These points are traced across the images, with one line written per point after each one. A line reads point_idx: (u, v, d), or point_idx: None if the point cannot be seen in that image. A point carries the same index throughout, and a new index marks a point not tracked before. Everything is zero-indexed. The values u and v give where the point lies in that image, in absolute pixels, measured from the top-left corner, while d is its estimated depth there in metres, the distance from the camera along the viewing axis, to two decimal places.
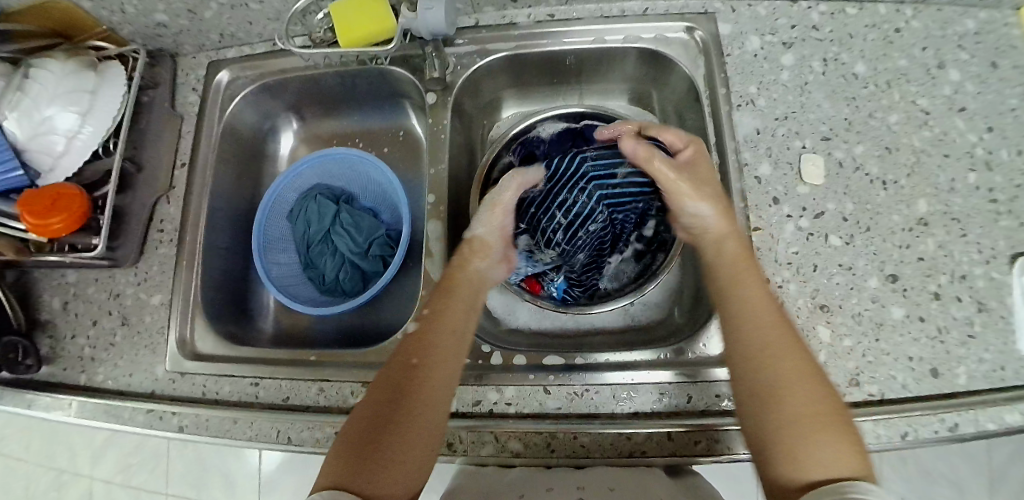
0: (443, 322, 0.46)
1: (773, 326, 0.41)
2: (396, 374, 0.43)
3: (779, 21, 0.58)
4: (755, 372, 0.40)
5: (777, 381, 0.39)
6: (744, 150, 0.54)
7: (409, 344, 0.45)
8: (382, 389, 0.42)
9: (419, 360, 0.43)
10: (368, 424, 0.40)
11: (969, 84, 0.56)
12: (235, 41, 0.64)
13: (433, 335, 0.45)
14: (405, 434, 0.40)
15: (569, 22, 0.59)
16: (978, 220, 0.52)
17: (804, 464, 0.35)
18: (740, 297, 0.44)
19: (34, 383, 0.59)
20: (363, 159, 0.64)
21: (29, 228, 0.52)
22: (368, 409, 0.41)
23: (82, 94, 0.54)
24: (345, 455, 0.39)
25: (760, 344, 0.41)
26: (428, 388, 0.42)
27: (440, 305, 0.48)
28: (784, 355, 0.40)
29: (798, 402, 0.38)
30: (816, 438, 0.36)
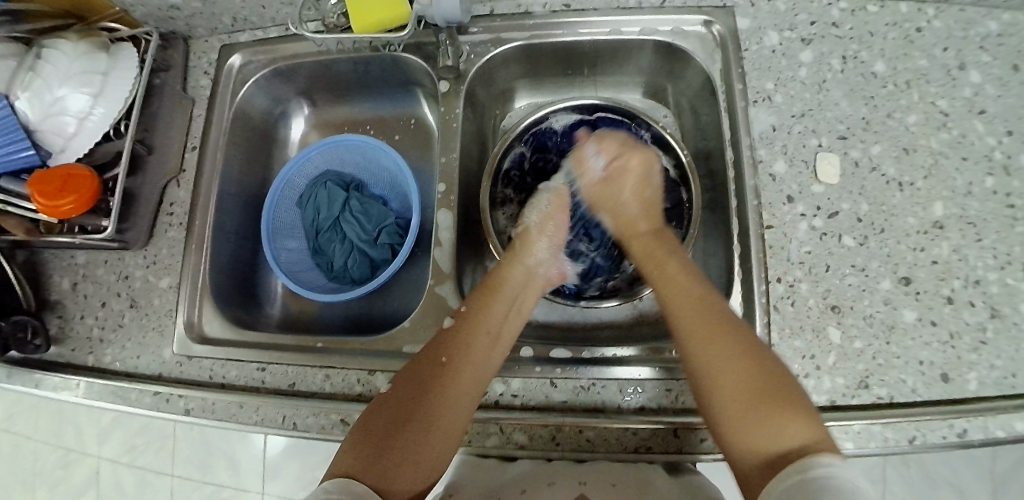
0: (481, 323, 0.47)
1: (696, 307, 0.45)
2: (425, 369, 0.44)
3: (798, 17, 0.58)
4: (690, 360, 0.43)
5: (708, 365, 0.42)
6: (759, 147, 0.54)
7: (444, 340, 0.46)
8: (410, 381, 0.43)
9: (449, 359, 0.44)
10: (390, 414, 0.41)
11: (990, 86, 0.55)
12: (248, 25, 0.64)
13: (469, 335, 0.46)
14: (424, 431, 0.40)
15: (585, 12, 0.58)
16: (995, 224, 0.51)
17: (757, 439, 0.38)
18: (660, 277, 0.49)
19: (43, 363, 0.59)
20: (374, 147, 0.63)
21: (40, 208, 0.52)
22: (394, 397, 0.42)
23: (94, 76, 0.54)
24: (365, 441, 0.39)
25: (685, 329, 0.44)
26: (457, 387, 0.43)
27: (477, 308, 0.48)
28: (710, 342, 0.42)
29: (726, 378, 0.41)
30: (766, 417, 0.38)
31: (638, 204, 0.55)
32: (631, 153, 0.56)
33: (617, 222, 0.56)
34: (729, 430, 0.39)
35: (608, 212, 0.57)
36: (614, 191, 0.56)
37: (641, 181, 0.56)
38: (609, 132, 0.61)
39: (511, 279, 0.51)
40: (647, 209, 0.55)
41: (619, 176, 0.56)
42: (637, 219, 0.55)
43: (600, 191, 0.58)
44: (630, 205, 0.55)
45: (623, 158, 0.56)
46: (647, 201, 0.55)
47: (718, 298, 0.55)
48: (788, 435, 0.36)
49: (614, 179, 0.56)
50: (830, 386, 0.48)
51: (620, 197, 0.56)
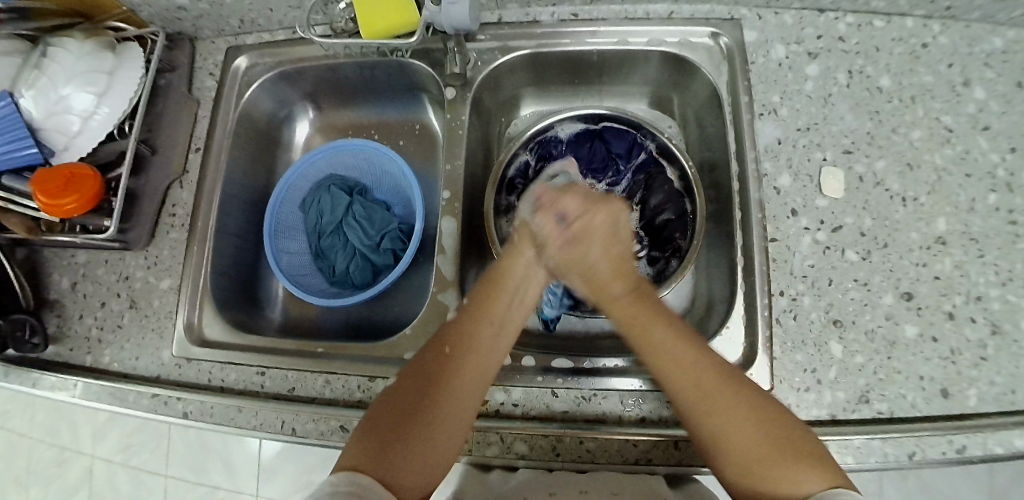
0: (487, 313, 0.46)
1: (700, 375, 0.40)
2: (430, 362, 0.43)
3: (805, 31, 0.58)
4: (694, 422, 0.40)
5: (710, 423, 0.39)
6: (764, 160, 0.54)
7: (449, 334, 0.45)
8: (417, 376, 0.42)
9: (453, 351, 0.44)
10: (397, 407, 0.41)
11: (994, 104, 0.55)
12: (255, 28, 0.64)
13: (476, 327, 0.45)
14: (432, 424, 0.40)
15: (593, 23, 0.58)
16: (997, 241, 0.51)
17: (769, 489, 0.36)
18: (648, 341, 0.43)
19: (40, 362, 0.59)
20: (379, 151, 0.63)
21: (42, 207, 0.52)
22: (400, 391, 0.42)
23: (100, 75, 0.54)
24: (373, 436, 0.39)
25: (684, 394, 0.40)
26: (464, 383, 0.42)
27: (484, 293, 0.48)
28: (711, 399, 0.39)
29: (735, 440, 0.38)
30: (781, 464, 0.36)
31: (593, 265, 0.47)
32: (597, 212, 0.48)
33: (592, 287, 0.48)
34: (738, 475, 0.38)
35: (575, 280, 0.49)
36: (575, 254, 0.47)
37: (609, 238, 0.48)
38: (614, 143, 0.61)
39: (515, 271, 0.48)
40: (617, 274, 0.47)
41: (587, 233, 0.48)
42: (610, 279, 0.46)
43: (566, 258, 0.48)
44: (597, 262, 0.47)
45: (588, 217, 0.48)
46: (620, 274, 0.47)
47: (720, 308, 0.55)
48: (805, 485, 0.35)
49: (584, 242, 0.47)
50: (831, 400, 0.48)
51: (569, 259, 0.48)
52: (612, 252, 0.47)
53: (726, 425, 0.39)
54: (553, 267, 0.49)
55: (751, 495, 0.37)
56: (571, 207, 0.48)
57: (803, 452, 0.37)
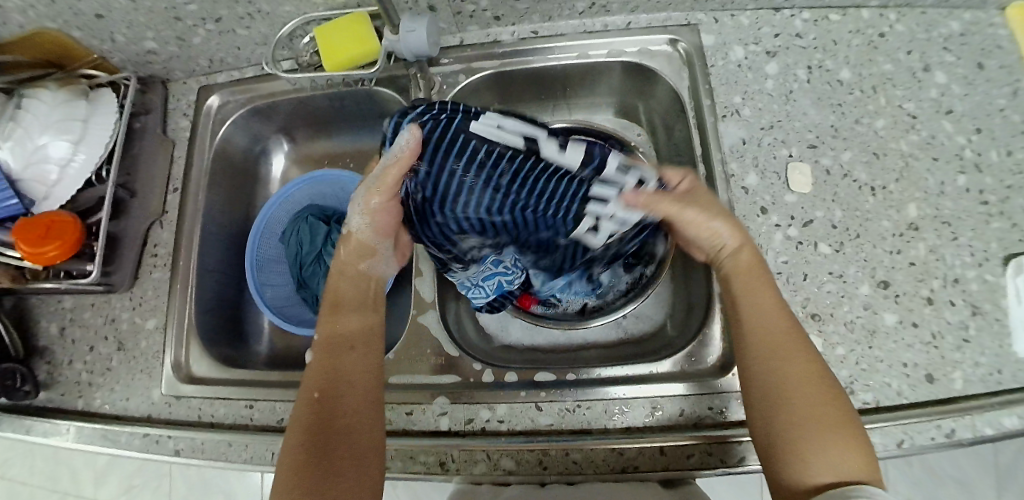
0: (343, 337, 0.46)
1: (790, 347, 0.41)
2: (310, 402, 0.42)
3: (762, 30, 0.59)
4: (771, 379, 0.40)
5: (789, 389, 0.39)
6: (730, 161, 0.54)
7: (315, 370, 0.44)
8: (304, 419, 0.41)
9: (325, 390, 0.42)
10: (298, 459, 0.39)
11: (955, 86, 0.56)
12: (224, 66, 0.65)
13: (335, 354, 0.45)
14: (339, 452, 0.40)
15: (553, 39, 0.59)
16: (969, 222, 0.52)
17: (810, 464, 0.37)
18: (752, 298, 0.43)
19: (32, 409, 0.59)
20: (352, 179, 0.64)
21: (24, 256, 0.52)
22: (292, 450, 0.40)
23: (74, 123, 0.55)
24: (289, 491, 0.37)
25: (771, 346, 0.41)
26: (346, 407, 0.42)
27: (332, 323, 0.46)
28: (794, 361, 0.40)
29: (805, 408, 0.38)
30: (835, 440, 0.37)
31: (705, 201, 0.47)
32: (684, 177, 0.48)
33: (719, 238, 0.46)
34: (785, 441, 0.38)
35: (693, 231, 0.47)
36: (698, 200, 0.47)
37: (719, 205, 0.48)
38: None
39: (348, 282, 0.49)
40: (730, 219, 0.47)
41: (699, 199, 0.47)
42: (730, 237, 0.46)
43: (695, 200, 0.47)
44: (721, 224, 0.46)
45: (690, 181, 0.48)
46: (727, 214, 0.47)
47: (698, 313, 0.54)
48: (849, 465, 0.36)
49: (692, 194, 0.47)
50: None
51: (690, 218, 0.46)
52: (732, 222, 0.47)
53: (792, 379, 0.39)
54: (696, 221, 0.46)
55: (784, 467, 0.37)
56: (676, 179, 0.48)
57: (853, 435, 0.37)
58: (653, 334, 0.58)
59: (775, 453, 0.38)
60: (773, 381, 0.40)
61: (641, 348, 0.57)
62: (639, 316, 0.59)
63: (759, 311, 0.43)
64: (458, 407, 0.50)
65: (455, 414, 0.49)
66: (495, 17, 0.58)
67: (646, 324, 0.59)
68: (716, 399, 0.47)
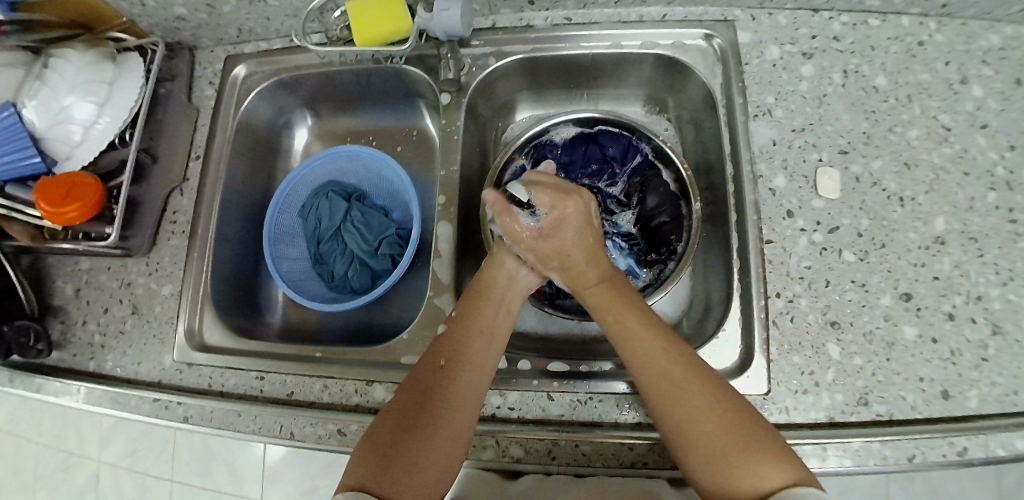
0: (475, 322, 0.47)
1: (664, 373, 0.41)
2: (426, 376, 0.43)
3: (799, 31, 0.58)
4: (662, 418, 0.40)
5: (682, 419, 0.39)
6: (759, 162, 0.54)
7: (441, 345, 0.45)
8: (414, 391, 0.42)
9: (448, 362, 0.44)
10: (397, 422, 0.40)
11: (992, 101, 0.55)
12: (253, 37, 0.65)
13: (464, 338, 0.45)
14: (429, 439, 0.40)
15: (586, 26, 0.58)
16: (996, 240, 0.51)
17: (734, 483, 0.36)
18: (624, 330, 0.45)
19: (45, 367, 0.60)
20: (375, 158, 0.64)
21: (45, 215, 0.52)
22: (395, 407, 0.41)
23: (100, 85, 0.55)
24: (375, 451, 0.39)
25: (650, 381, 0.42)
26: (458, 390, 0.42)
27: (472, 306, 0.48)
28: (681, 387, 0.40)
29: (701, 434, 0.38)
30: (744, 453, 0.37)
31: (555, 253, 0.49)
32: (568, 201, 0.49)
33: (568, 278, 0.50)
34: (708, 474, 0.38)
35: (554, 272, 0.50)
36: (544, 248, 0.49)
37: (583, 228, 0.50)
38: (610, 146, 0.61)
39: (498, 281, 0.50)
40: (581, 247, 0.49)
41: (560, 227, 0.49)
42: (586, 269, 0.49)
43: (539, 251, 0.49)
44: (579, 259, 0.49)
45: (559, 209, 0.49)
46: (591, 253, 0.49)
47: (717, 309, 0.55)
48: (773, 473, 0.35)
49: (558, 235, 0.49)
50: (830, 402, 0.47)
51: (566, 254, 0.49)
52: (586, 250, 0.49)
53: (689, 415, 0.39)
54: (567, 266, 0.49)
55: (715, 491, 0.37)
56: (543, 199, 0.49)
57: (760, 439, 0.37)
58: None
59: (702, 481, 0.38)
60: (668, 421, 0.40)
61: None
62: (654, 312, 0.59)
63: (633, 344, 0.44)
64: None
65: None
66: (529, 2, 0.57)
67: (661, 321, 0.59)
68: None
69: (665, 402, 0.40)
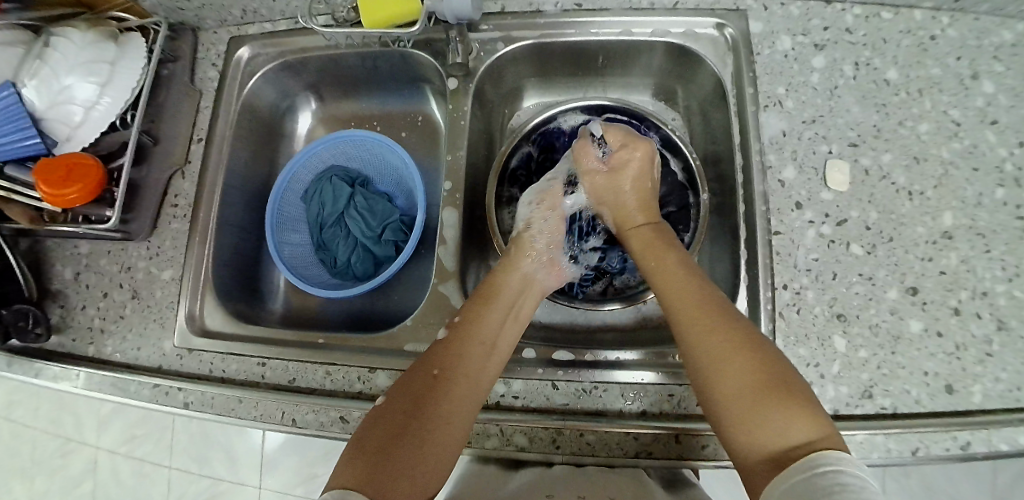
0: (477, 332, 0.46)
1: (704, 307, 0.43)
2: (420, 383, 0.42)
3: (811, 22, 0.57)
4: (693, 346, 0.41)
5: (710, 353, 0.40)
6: (768, 153, 0.53)
7: (436, 353, 0.45)
8: (409, 396, 0.41)
9: (444, 371, 0.43)
10: (388, 429, 0.39)
11: (1003, 97, 0.54)
12: (258, 18, 0.64)
13: (463, 349, 0.45)
14: (421, 445, 0.39)
15: (597, 13, 0.58)
16: (1004, 236, 0.51)
17: (758, 436, 0.36)
18: (663, 273, 0.47)
19: (43, 351, 0.59)
20: (381, 143, 0.63)
21: (44, 197, 0.52)
22: (387, 413, 0.41)
23: (102, 65, 0.54)
24: (364, 455, 0.38)
25: (684, 314, 0.43)
26: (454, 399, 0.42)
27: (474, 313, 0.47)
28: (710, 324, 0.41)
29: (725, 368, 0.39)
30: (767, 398, 0.36)
31: (615, 191, 0.55)
32: (636, 149, 0.55)
33: (618, 213, 0.55)
34: (731, 412, 0.38)
35: (607, 207, 0.56)
36: (602, 183, 0.56)
37: (640, 180, 0.55)
38: None
39: (506, 287, 0.50)
40: (640, 195, 0.55)
41: (622, 171, 0.55)
42: (634, 212, 0.54)
43: (600, 186, 0.56)
44: (631, 197, 0.55)
45: (627, 152, 0.55)
46: (646, 194, 0.55)
47: None
48: (795, 425, 0.35)
49: (620, 176, 0.55)
50: (834, 395, 0.47)
51: (619, 191, 0.55)
52: (638, 183, 0.55)
53: (721, 353, 0.40)
54: (620, 200, 0.55)
55: (733, 434, 0.37)
56: (615, 141, 0.56)
57: (785, 385, 0.37)
58: None
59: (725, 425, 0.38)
60: (694, 344, 0.41)
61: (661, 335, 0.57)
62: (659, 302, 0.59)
63: (673, 286, 0.45)
64: None
65: None
66: None
67: None
68: None
69: (703, 335, 0.41)
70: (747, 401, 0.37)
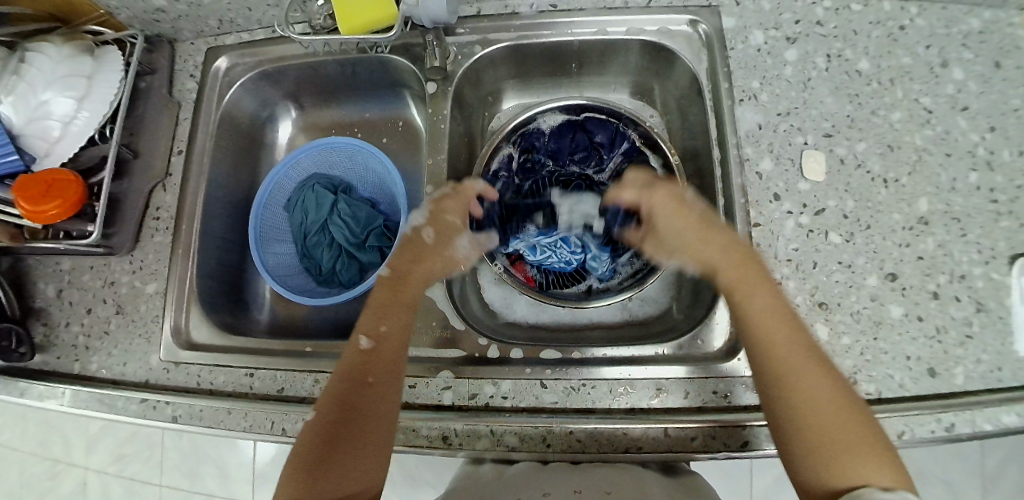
0: (388, 330, 0.45)
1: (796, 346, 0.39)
2: (343, 391, 0.42)
3: (783, 16, 0.58)
4: (790, 382, 0.38)
5: (799, 388, 0.37)
6: (745, 146, 0.54)
7: (355, 361, 0.44)
8: (332, 403, 0.42)
9: (364, 377, 0.43)
10: (320, 439, 0.40)
11: (972, 84, 0.55)
12: (235, 28, 0.64)
13: (375, 348, 0.44)
14: (353, 444, 0.40)
15: (572, 14, 0.58)
16: (979, 219, 0.52)
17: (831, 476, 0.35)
18: (750, 312, 0.41)
19: (27, 371, 0.59)
20: (362, 148, 0.64)
21: (24, 214, 0.51)
22: (316, 425, 0.41)
23: (79, 79, 0.53)
24: (301, 466, 0.39)
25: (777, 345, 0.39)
26: (374, 401, 0.42)
27: (384, 312, 0.47)
28: (805, 369, 0.38)
29: (814, 421, 0.36)
30: (848, 444, 0.35)
31: (671, 235, 0.49)
32: (654, 191, 0.51)
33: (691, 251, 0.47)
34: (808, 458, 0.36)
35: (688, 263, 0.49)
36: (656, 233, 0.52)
37: (680, 209, 0.49)
38: (597, 133, 0.62)
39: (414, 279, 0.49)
40: (697, 234, 0.47)
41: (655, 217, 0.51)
42: (712, 256, 0.45)
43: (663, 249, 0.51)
44: (687, 247, 0.47)
45: (647, 200, 0.52)
46: (710, 238, 0.46)
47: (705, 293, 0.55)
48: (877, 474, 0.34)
49: (665, 228, 0.50)
50: None
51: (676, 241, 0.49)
52: (690, 225, 0.48)
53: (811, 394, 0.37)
54: (688, 243, 0.47)
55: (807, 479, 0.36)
56: (631, 196, 0.53)
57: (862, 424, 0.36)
58: (658, 317, 0.59)
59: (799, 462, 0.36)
60: (782, 395, 0.38)
61: (644, 330, 0.58)
62: (644, 298, 0.60)
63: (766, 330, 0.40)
64: (462, 382, 0.49)
65: (459, 389, 0.49)
66: None
67: (651, 307, 0.60)
68: (720, 384, 0.47)
69: (786, 372, 0.38)
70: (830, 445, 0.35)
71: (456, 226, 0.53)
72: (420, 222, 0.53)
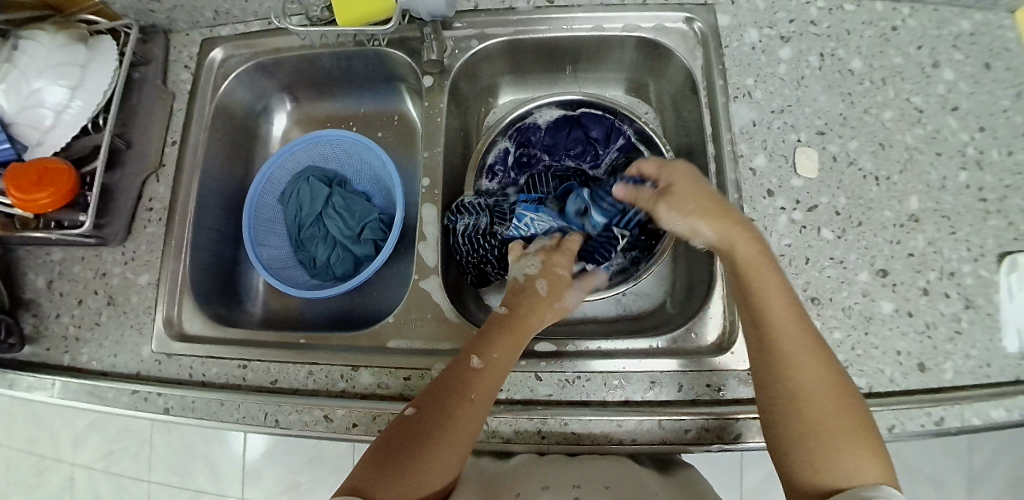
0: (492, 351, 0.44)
1: (803, 339, 0.40)
2: (437, 397, 0.41)
3: (778, 15, 0.59)
4: (801, 369, 0.39)
5: (808, 379, 0.39)
6: (739, 142, 0.55)
7: (454, 373, 0.43)
8: (424, 408, 0.41)
9: (463, 390, 0.41)
10: (400, 436, 0.39)
11: (963, 84, 0.56)
12: (231, 19, 0.63)
13: (481, 368, 0.43)
14: (427, 449, 0.39)
15: (569, 9, 0.59)
16: (968, 217, 0.52)
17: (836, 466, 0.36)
18: (765, 307, 0.42)
19: (16, 362, 0.58)
20: (357, 142, 0.64)
21: (15, 202, 0.50)
22: (407, 423, 0.40)
23: (72, 68, 0.53)
24: (375, 459, 0.39)
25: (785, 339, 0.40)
26: (462, 416, 0.40)
27: (492, 334, 0.45)
28: (812, 364, 0.39)
29: (819, 414, 0.38)
30: (847, 438, 0.37)
31: (695, 202, 0.47)
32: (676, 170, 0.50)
33: (706, 224, 0.46)
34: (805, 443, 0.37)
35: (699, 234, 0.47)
36: (675, 197, 0.49)
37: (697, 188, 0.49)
38: (593, 128, 0.63)
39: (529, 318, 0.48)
40: (714, 211, 0.46)
41: (671, 193, 0.49)
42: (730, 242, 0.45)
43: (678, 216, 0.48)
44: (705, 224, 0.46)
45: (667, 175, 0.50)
46: (725, 220, 0.46)
47: (699, 291, 0.55)
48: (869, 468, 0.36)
49: (684, 201, 0.48)
50: None
51: (696, 207, 0.47)
52: (712, 202, 0.47)
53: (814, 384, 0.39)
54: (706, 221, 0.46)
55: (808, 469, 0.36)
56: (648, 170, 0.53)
57: (864, 429, 0.37)
58: (652, 311, 0.59)
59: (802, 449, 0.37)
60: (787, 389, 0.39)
61: (638, 324, 0.59)
62: (639, 293, 0.60)
63: (770, 327, 0.41)
64: None
65: None
66: None
67: (645, 301, 0.60)
68: (713, 377, 0.48)
69: (799, 364, 0.39)
70: (841, 437, 0.37)
71: (566, 277, 0.52)
72: (534, 271, 0.52)
